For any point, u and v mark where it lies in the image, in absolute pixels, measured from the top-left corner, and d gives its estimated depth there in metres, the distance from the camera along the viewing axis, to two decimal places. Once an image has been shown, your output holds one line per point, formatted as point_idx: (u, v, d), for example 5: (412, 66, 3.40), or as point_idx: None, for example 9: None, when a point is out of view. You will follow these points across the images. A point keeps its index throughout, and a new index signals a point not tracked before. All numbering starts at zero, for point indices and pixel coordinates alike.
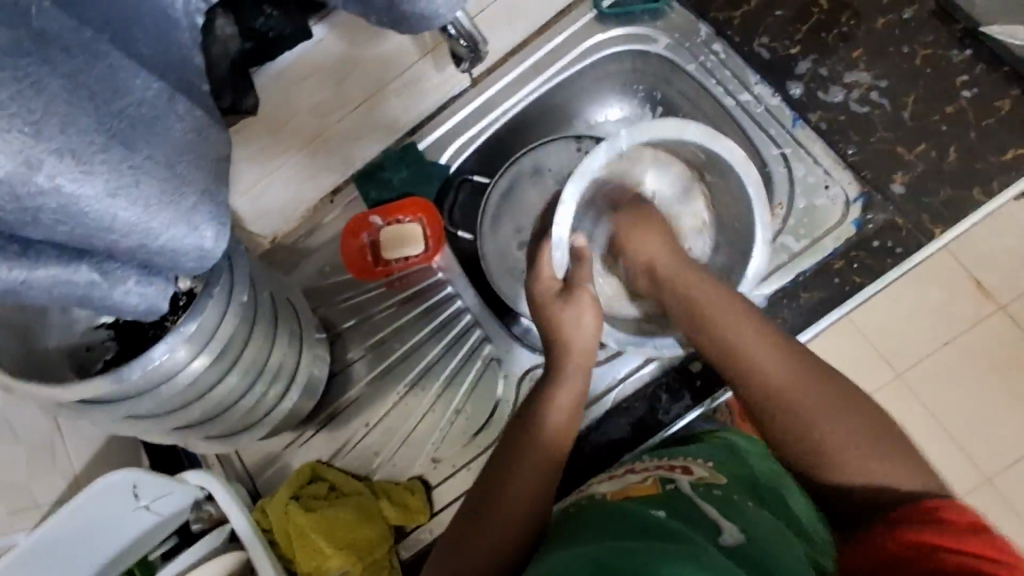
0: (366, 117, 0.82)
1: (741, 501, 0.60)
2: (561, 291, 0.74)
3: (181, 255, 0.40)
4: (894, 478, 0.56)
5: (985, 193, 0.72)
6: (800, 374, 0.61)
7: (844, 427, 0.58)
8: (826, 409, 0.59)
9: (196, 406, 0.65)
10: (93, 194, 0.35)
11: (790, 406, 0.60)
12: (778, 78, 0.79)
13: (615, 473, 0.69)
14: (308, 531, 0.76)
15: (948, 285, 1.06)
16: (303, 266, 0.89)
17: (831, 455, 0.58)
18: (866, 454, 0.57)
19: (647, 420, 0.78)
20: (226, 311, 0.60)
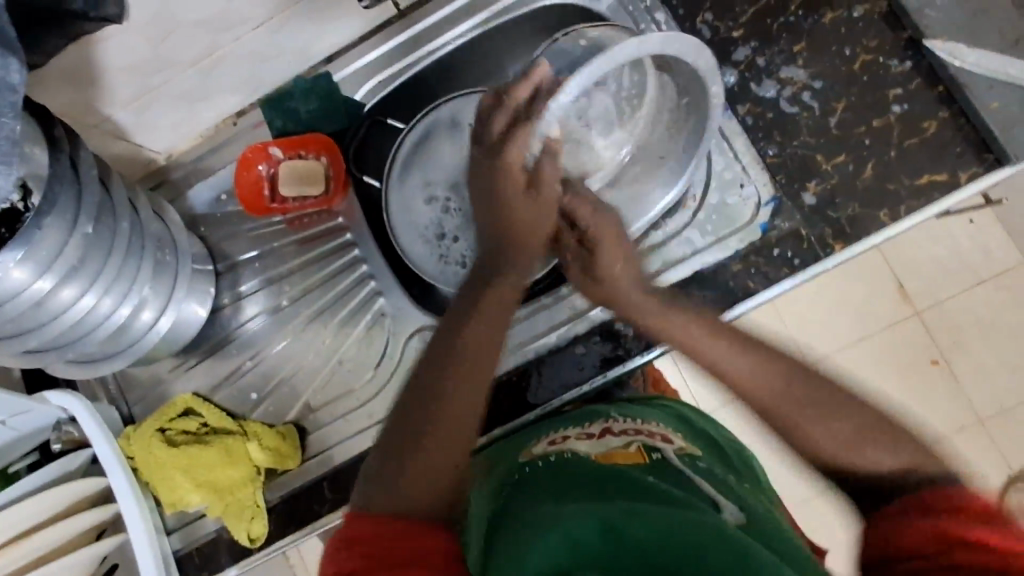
0: (268, 42, 0.75)
1: (721, 474, 0.62)
2: (527, 186, 0.61)
3: None
4: (889, 459, 0.52)
5: (891, 216, 0.70)
6: (785, 404, 0.57)
7: (827, 428, 0.55)
8: (797, 406, 0.56)
9: (44, 329, 0.61)
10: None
11: (763, 412, 0.58)
12: (715, 61, 0.74)
13: (589, 430, 0.66)
14: (169, 466, 0.75)
15: (872, 284, 1.08)
16: (198, 189, 0.84)
17: (836, 453, 0.54)
18: (864, 444, 0.53)
19: (570, 376, 0.77)
20: (70, 236, 0.56)
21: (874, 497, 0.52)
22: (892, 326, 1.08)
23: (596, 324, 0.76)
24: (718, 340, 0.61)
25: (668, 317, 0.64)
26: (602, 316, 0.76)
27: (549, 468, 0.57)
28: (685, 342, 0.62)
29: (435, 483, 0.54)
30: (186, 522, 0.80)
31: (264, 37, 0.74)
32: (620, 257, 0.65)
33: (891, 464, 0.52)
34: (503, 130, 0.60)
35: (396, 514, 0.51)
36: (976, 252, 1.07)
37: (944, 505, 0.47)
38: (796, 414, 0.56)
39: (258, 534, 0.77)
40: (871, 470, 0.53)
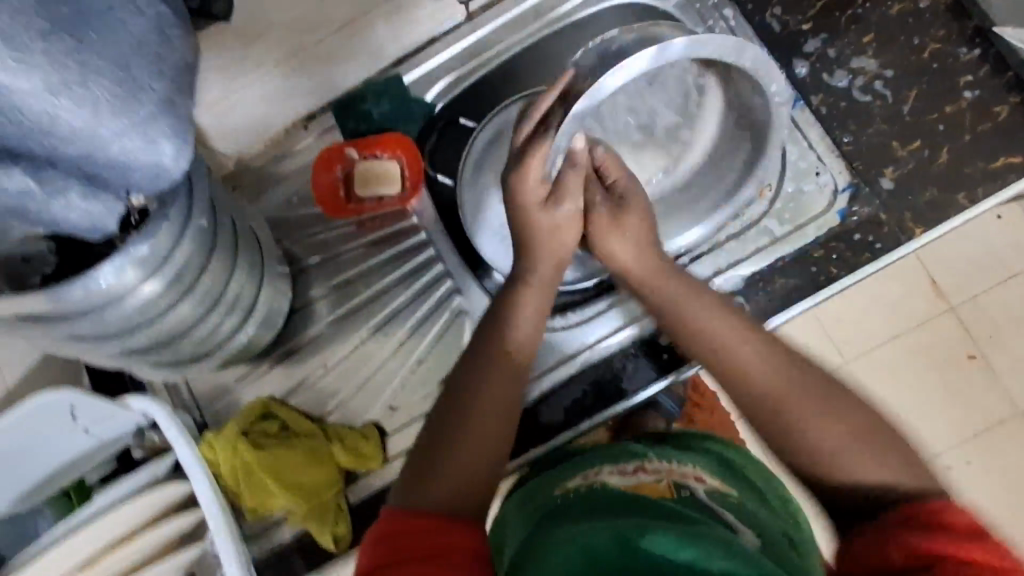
0: (346, 46, 0.78)
1: (756, 512, 0.56)
2: (547, 200, 0.63)
3: (134, 174, 0.40)
4: (892, 474, 0.50)
5: (968, 198, 0.72)
6: (785, 380, 0.57)
7: (837, 427, 0.54)
8: (827, 418, 0.54)
9: (146, 330, 0.61)
10: (31, 88, 0.34)
11: (779, 399, 0.56)
12: (785, 54, 0.76)
13: (622, 465, 0.60)
14: (256, 469, 0.74)
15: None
16: (271, 193, 0.85)
17: (825, 455, 0.53)
18: (855, 445, 0.52)
19: (585, 404, 0.80)
20: (183, 236, 0.55)
21: (849, 513, 0.51)
22: (925, 324, 0.88)
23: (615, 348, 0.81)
24: (738, 329, 0.61)
25: (693, 310, 0.63)
26: (617, 344, 0.81)
27: (580, 502, 0.54)
28: (686, 309, 0.64)
29: (464, 482, 0.55)
30: (267, 528, 0.79)
31: (342, 40, 0.77)
32: (623, 231, 0.66)
33: (880, 475, 0.51)
34: (522, 141, 0.61)
35: (424, 509, 0.51)
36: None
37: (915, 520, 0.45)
38: (800, 402, 0.55)
39: (343, 534, 0.76)
40: (854, 479, 0.51)
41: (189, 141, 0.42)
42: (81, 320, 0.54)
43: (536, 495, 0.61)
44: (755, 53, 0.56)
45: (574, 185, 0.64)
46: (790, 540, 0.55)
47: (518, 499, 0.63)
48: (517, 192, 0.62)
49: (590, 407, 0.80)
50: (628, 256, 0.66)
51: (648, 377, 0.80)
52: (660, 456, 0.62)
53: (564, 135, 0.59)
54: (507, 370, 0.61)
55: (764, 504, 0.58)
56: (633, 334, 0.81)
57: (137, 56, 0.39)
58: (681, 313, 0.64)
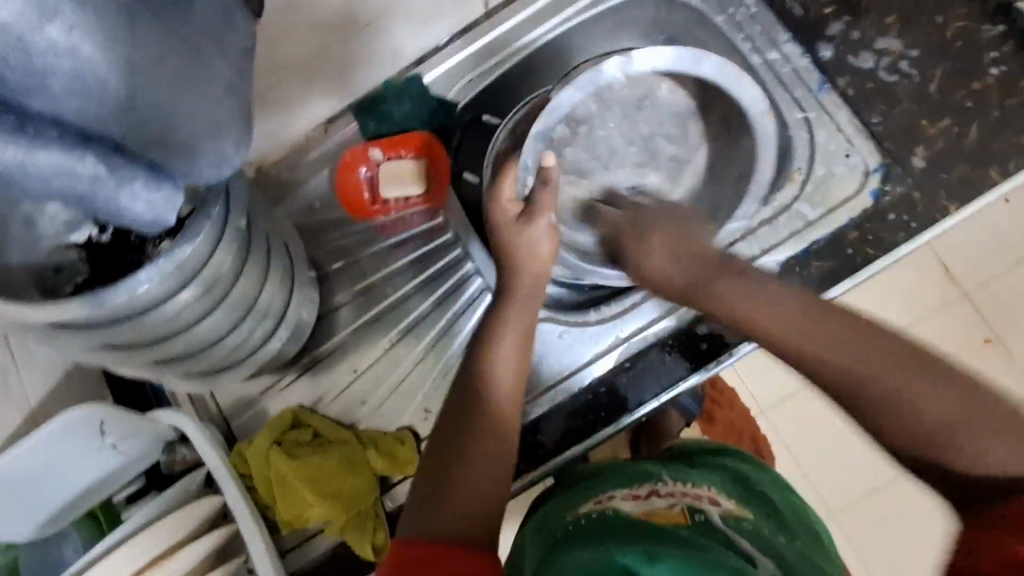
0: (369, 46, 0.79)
1: (770, 535, 0.56)
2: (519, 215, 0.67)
3: (200, 161, 0.40)
4: (1002, 449, 0.45)
5: (1001, 173, 0.71)
6: (888, 363, 0.50)
7: (945, 402, 0.48)
8: (901, 386, 0.49)
9: (181, 338, 0.59)
10: (110, 64, 0.34)
11: (856, 386, 0.50)
12: (809, 38, 0.77)
13: (634, 489, 0.60)
14: (290, 479, 0.72)
15: (919, 270, 1.09)
16: (294, 197, 0.84)
17: (948, 435, 0.47)
18: (970, 426, 0.47)
19: (602, 413, 0.77)
20: (221, 239, 0.53)
21: (986, 495, 0.45)
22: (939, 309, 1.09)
23: (651, 341, 0.78)
24: (812, 322, 0.53)
25: (748, 299, 0.57)
26: (635, 346, 0.78)
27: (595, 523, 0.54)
28: (745, 304, 0.56)
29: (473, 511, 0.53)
30: (303, 541, 0.77)
31: (365, 38, 0.78)
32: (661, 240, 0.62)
33: (1013, 461, 0.45)
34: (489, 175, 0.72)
35: (439, 536, 0.50)
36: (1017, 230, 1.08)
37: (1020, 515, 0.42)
38: (912, 393, 0.48)
39: (382, 543, 0.74)
40: (978, 465, 0.46)
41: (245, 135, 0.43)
42: (117, 327, 0.51)
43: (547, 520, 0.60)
44: (711, 64, 0.68)
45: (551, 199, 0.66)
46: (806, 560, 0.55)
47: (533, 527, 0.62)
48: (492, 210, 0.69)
49: (607, 414, 0.76)
50: (675, 269, 0.61)
51: (667, 381, 0.77)
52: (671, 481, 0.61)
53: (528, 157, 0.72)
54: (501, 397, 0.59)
55: (778, 524, 0.60)
56: (652, 336, 0.78)
57: (208, 42, 0.39)
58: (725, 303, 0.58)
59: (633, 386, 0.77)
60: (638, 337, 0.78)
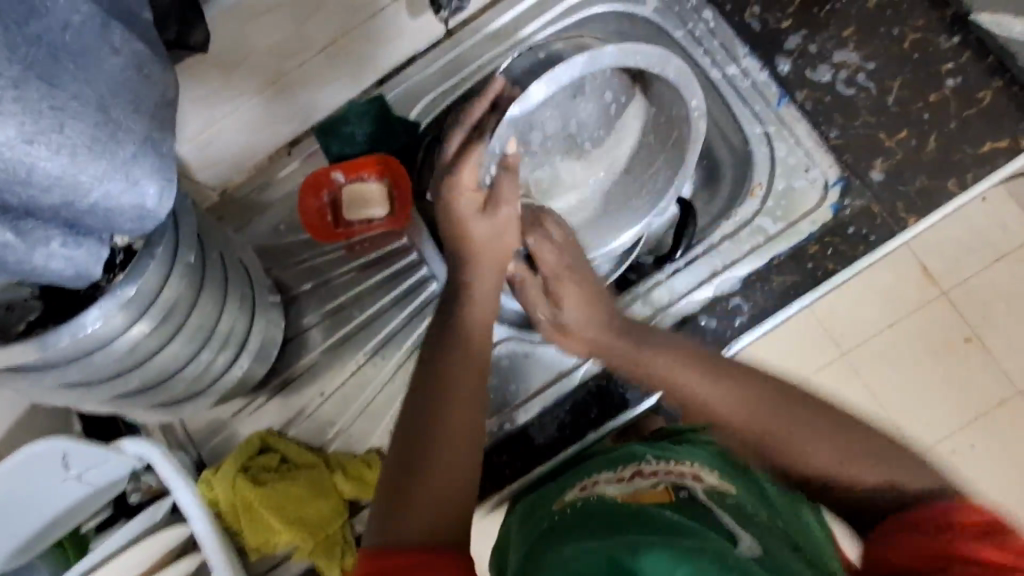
0: (328, 66, 0.76)
1: (754, 507, 0.55)
2: (483, 207, 0.65)
3: (120, 216, 0.38)
4: (877, 474, 0.57)
5: (958, 184, 0.72)
6: (775, 416, 0.62)
7: (821, 451, 0.59)
8: (784, 432, 0.61)
9: (135, 374, 0.59)
10: (7, 141, 0.32)
11: (761, 445, 0.62)
12: (767, 52, 0.77)
13: (619, 472, 0.61)
14: (255, 507, 0.73)
15: (897, 271, 1.04)
16: (261, 220, 0.84)
17: (838, 464, 0.58)
18: (849, 467, 0.58)
19: (568, 430, 0.76)
20: (171, 274, 0.53)
21: (869, 520, 0.56)
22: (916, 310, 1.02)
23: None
24: (741, 404, 0.64)
25: (654, 365, 0.68)
26: (602, 362, 0.78)
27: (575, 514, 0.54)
28: (683, 376, 0.67)
29: (446, 511, 0.53)
30: (272, 565, 0.76)
31: (325, 61, 0.76)
32: (581, 298, 0.71)
33: (874, 476, 0.57)
34: (452, 155, 0.63)
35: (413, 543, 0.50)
36: (994, 228, 1.04)
37: (939, 523, 0.49)
38: (784, 432, 0.61)
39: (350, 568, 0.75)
40: (859, 488, 0.57)
41: (171, 178, 0.40)
42: (66, 368, 0.51)
43: (534, 516, 0.60)
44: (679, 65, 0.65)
45: (512, 190, 0.65)
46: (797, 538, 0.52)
47: (519, 517, 0.63)
48: (448, 198, 0.64)
49: (572, 430, 0.76)
50: (591, 326, 0.71)
51: (640, 393, 0.77)
52: (656, 461, 0.61)
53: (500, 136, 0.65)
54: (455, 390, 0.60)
55: (765, 492, 0.59)
56: None
57: (118, 99, 0.37)
58: (634, 363, 0.69)
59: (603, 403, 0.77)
60: None
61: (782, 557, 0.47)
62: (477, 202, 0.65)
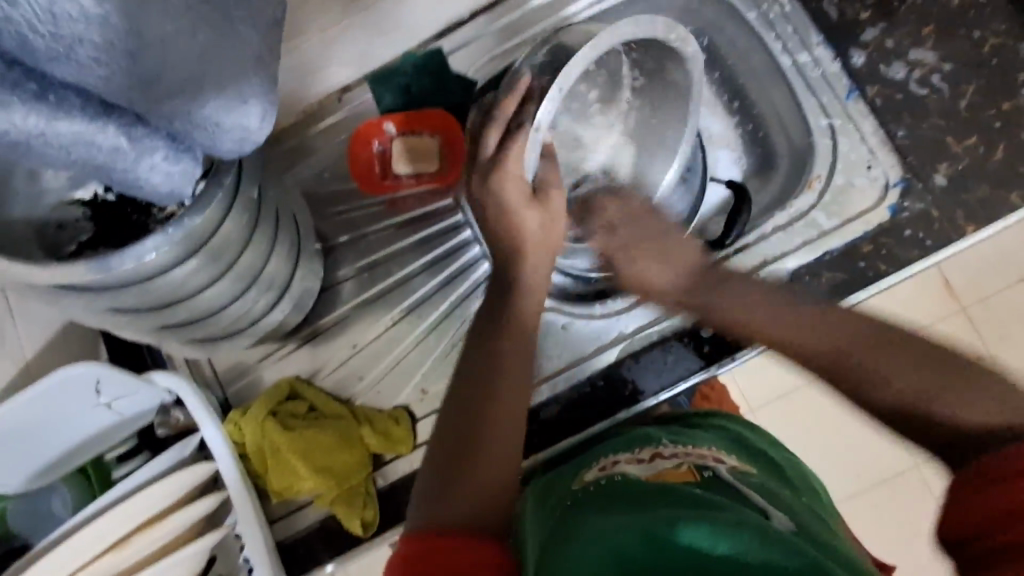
0: (393, 13, 0.75)
1: (778, 489, 0.56)
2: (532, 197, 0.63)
3: (223, 136, 0.38)
4: (988, 411, 0.41)
5: (1021, 197, 0.71)
6: (844, 332, 0.50)
7: (898, 371, 0.46)
8: (867, 347, 0.49)
9: (186, 304, 0.57)
10: (145, 38, 0.30)
11: (857, 373, 0.48)
12: (842, 43, 0.75)
13: (636, 453, 0.61)
14: (283, 451, 0.73)
15: None
16: (304, 166, 0.83)
17: (915, 399, 0.45)
18: (934, 396, 0.44)
19: (597, 405, 0.76)
20: (232, 206, 0.51)
21: (951, 463, 0.42)
22: None
23: (654, 339, 0.76)
24: (778, 307, 0.55)
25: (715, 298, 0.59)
26: (638, 343, 0.77)
27: (602, 488, 0.53)
28: (727, 296, 0.59)
29: (497, 484, 0.53)
30: (291, 512, 0.76)
31: (392, 7, 0.74)
32: (663, 257, 0.63)
33: (985, 418, 0.41)
34: (495, 146, 0.63)
35: (458, 523, 0.49)
36: None
37: (1005, 467, 0.37)
38: (869, 359, 0.48)
39: (370, 519, 0.74)
40: (953, 413, 0.43)
41: (272, 105, 0.40)
42: (122, 293, 0.50)
43: (551, 488, 0.60)
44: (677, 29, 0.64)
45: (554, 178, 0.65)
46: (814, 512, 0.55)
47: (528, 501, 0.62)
48: (500, 167, 0.62)
49: (602, 406, 0.76)
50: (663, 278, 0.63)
51: (673, 376, 0.76)
52: (675, 444, 0.61)
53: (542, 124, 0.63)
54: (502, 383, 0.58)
55: (781, 480, 0.60)
56: (664, 331, 0.76)
57: (239, 10, 0.35)
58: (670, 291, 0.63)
59: (634, 381, 0.76)
60: (645, 332, 0.77)
61: (814, 533, 0.48)
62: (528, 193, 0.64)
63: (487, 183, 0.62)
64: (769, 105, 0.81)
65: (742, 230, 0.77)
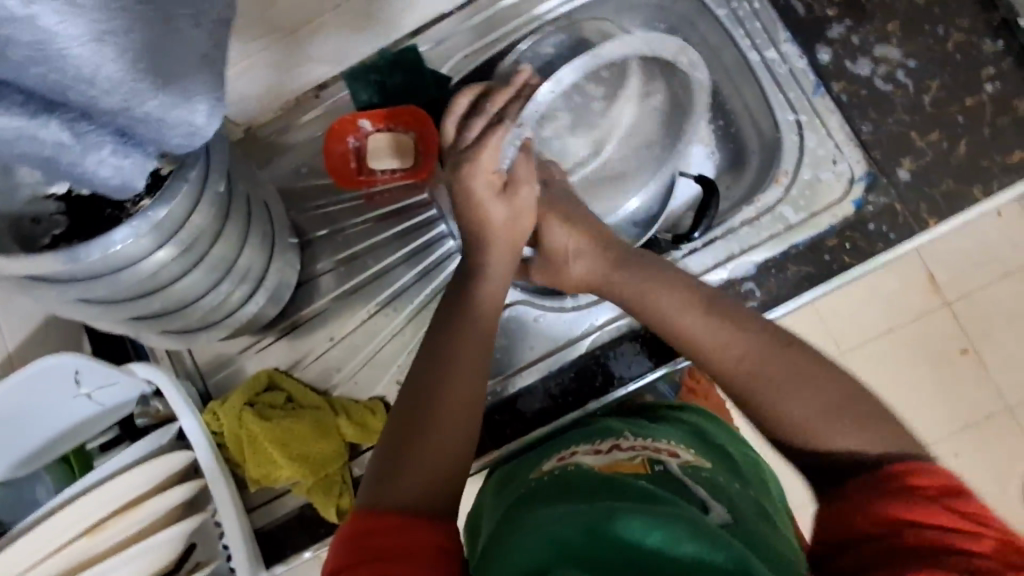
0: (367, 10, 0.75)
1: (725, 484, 0.57)
2: (503, 188, 0.67)
3: (169, 131, 0.39)
4: (860, 440, 0.53)
5: (983, 191, 0.71)
6: (769, 352, 0.59)
7: (801, 398, 0.56)
8: (759, 380, 0.58)
9: (159, 294, 0.59)
10: (79, 37, 0.32)
11: (749, 386, 0.58)
12: (809, 40, 0.76)
13: (596, 445, 0.62)
14: (261, 440, 0.75)
15: (903, 277, 1.10)
16: (283, 162, 0.84)
17: (805, 433, 0.55)
18: (836, 421, 0.54)
19: (569, 397, 0.77)
20: (200, 201, 0.53)
21: (827, 476, 0.53)
22: (921, 316, 1.09)
23: (624, 332, 0.78)
24: (721, 329, 0.61)
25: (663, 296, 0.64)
26: (608, 335, 0.79)
27: (556, 485, 0.54)
28: (671, 312, 0.64)
29: (445, 470, 0.55)
30: (270, 500, 0.78)
31: (365, 5, 0.74)
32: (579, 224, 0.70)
33: (868, 447, 0.52)
34: (472, 137, 0.68)
35: (405, 508, 0.52)
36: (1003, 243, 1.09)
37: (886, 486, 0.48)
38: (773, 386, 0.57)
39: (347, 507, 0.76)
40: (832, 450, 0.53)
41: (219, 102, 0.42)
42: (94, 284, 0.52)
43: (514, 482, 0.61)
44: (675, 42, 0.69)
45: (526, 172, 0.69)
46: (758, 510, 0.56)
47: (497, 490, 0.64)
48: (466, 174, 0.66)
49: (574, 398, 0.77)
50: (598, 269, 0.68)
51: (642, 368, 0.77)
52: (634, 438, 0.63)
53: (526, 121, 0.68)
54: (460, 382, 0.60)
55: (732, 472, 0.61)
56: (633, 323, 0.78)
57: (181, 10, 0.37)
58: (647, 303, 0.65)
59: (606, 373, 0.78)
60: (614, 324, 0.79)
61: (750, 531, 0.49)
62: (498, 184, 0.67)
63: (457, 171, 0.68)
64: (740, 102, 0.82)
65: (710, 224, 0.78)
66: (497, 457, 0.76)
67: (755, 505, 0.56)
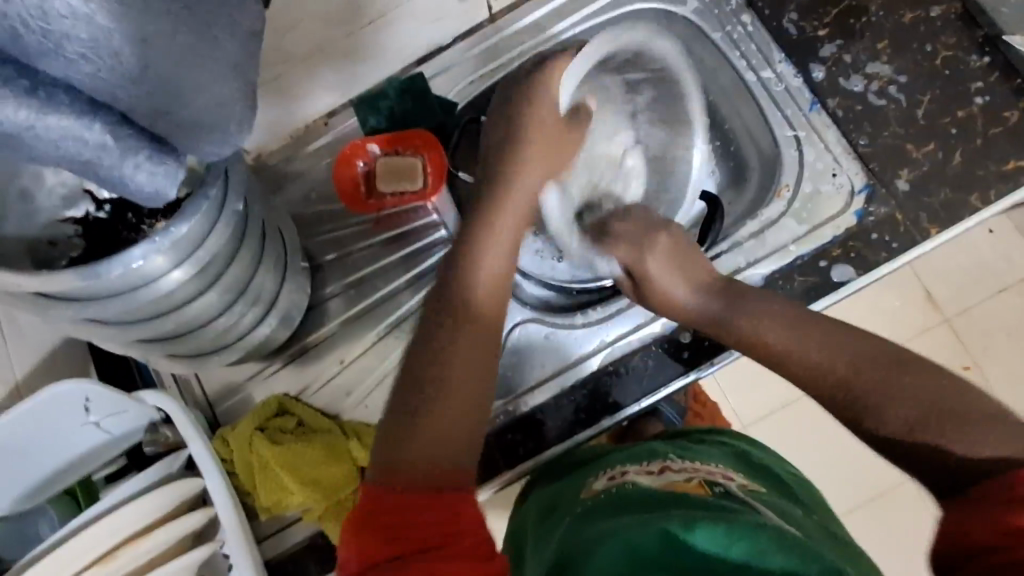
0: (372, 40, 0.79)
1: (788, 506, 0.55)
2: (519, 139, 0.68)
3: (202, 136, 0.41)
4: (994, 449, 0.45)
5: (982, 199, 0.73)
6: (840, 353, 0.58)
7: (901, 399, 0.53)
8: (862, 357, 0.56)
9: (172, 315, 0.59)
10: (128, 38, 0.34)
11: (840, 396, 0.56)
12: (802, 59, 0.79)
13: (646, 465, 0.59)
14: (272, 466, 0.73)
15: (902, 292, 1.11)
16: (293, 187, 0.86)
17: (916, 428, 0.50)
18: (961, 428, 0.49)
19: (582, 415, 0.76)
20: (219, 220, 0.54)
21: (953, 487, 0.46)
22: (923, 333, 1.10)
23: (635, 347, 0.77)
24: (796, 332, 0.61)
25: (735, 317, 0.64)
26: (620, 350, 0.78)
27: (621, 504, 0.52)
28: (765, 330, 0.62)
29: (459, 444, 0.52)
30: (280, 528, 0.77)
31: (370, 35, 0.78)
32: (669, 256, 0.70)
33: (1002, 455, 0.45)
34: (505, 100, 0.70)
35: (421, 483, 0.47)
36: (998, 258, 1.10)
37: None
38: (874, 394, 0.54)
39: None
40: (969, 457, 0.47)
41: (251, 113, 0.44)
42: (110, 302, 0.52)
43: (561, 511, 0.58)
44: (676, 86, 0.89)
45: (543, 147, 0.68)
46: (824, 529, 0.54)
47: (546, 509, 0.61)
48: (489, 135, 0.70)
49: (588, 415, 0.76)
50: (676, 285, 0.68)
51: (654, 385, 0.76)
52: (681, 460, 0.60)
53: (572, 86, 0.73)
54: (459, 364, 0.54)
55: (790, 498, 0.58)
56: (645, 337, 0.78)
57: (218, 18, 0.39)
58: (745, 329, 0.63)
59: (617, 391, 0.77)
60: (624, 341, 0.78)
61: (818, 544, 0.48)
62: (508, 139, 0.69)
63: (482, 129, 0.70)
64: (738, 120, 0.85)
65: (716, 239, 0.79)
66: (509, 478, 0.75)
67: (826, 532, 0.53)
